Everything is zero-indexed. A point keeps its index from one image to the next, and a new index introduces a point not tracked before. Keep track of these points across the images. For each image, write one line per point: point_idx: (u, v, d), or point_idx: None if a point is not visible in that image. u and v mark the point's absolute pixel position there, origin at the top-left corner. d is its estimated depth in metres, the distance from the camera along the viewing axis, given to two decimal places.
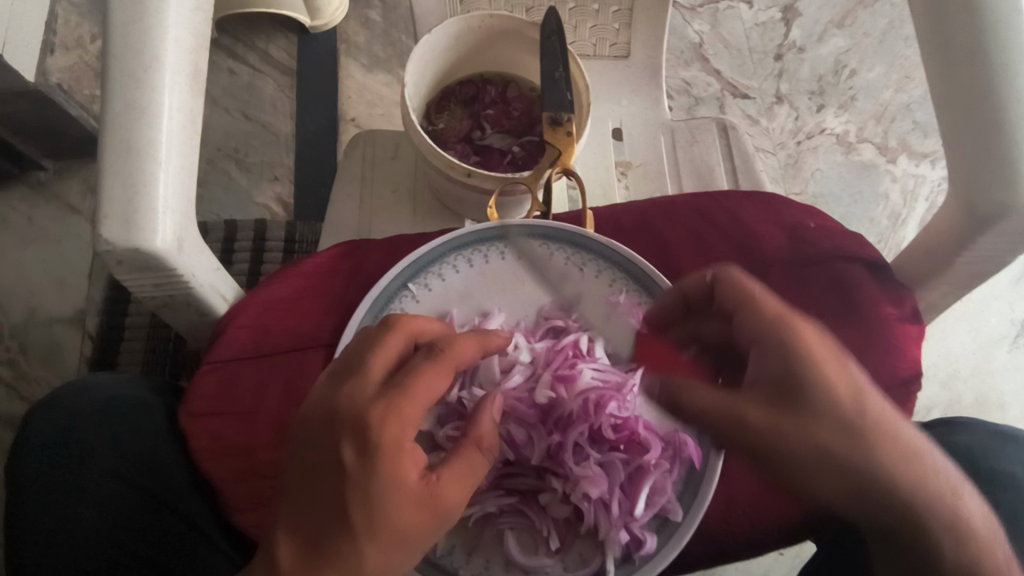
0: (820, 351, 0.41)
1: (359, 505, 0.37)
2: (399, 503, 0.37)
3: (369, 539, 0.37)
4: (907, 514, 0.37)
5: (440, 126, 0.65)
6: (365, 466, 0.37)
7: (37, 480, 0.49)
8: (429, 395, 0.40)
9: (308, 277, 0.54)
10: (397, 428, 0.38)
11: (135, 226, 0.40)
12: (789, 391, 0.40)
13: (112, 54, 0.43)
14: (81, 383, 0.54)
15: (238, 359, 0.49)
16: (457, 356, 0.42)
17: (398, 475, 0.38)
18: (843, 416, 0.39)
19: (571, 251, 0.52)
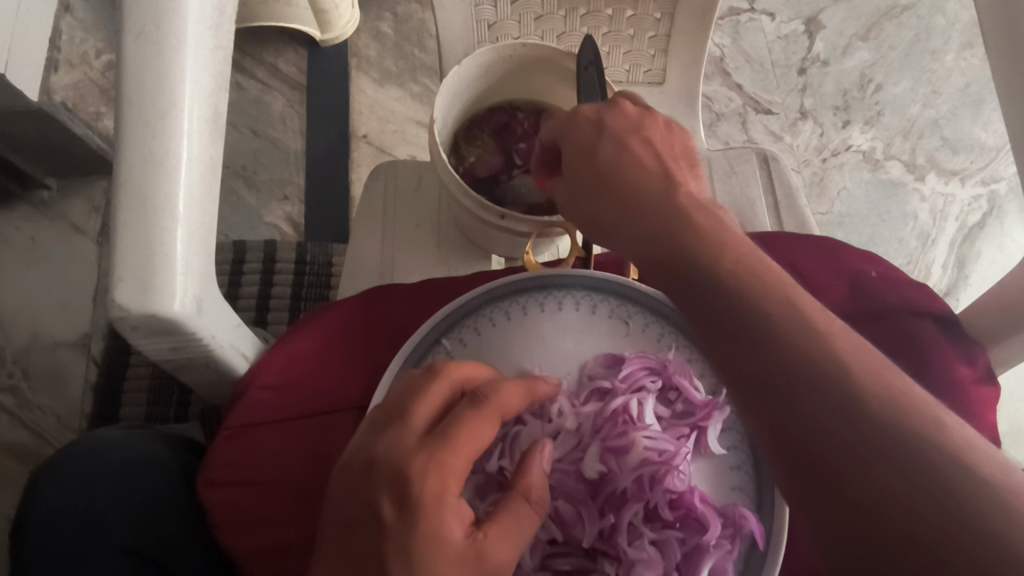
0: (588, 131, 0.43)
1: (397, 563, 0.31)
2: (443, 564, 0.32)
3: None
4: (680, 244, 0.36)
5: (469, 159, 0.61)
6: (406, 522, 0.32)
7: (47, 554, 0.47)
8: (476, 446, 0.35)
9: (333, 329, 0.51)
10: (441, 480, 0.33)
11: (152, 289, 0.36)
12: (575, 169, 0.43)
13: (126, 99, 0.40)
14: (94, 438, 0.51)
15: (262, 421, 0.46)
16: (501, 405, 0.38)
17: (442, 533, 0.32)
18: (625, 176, 0.41)
19: (616, 304, 0.50)
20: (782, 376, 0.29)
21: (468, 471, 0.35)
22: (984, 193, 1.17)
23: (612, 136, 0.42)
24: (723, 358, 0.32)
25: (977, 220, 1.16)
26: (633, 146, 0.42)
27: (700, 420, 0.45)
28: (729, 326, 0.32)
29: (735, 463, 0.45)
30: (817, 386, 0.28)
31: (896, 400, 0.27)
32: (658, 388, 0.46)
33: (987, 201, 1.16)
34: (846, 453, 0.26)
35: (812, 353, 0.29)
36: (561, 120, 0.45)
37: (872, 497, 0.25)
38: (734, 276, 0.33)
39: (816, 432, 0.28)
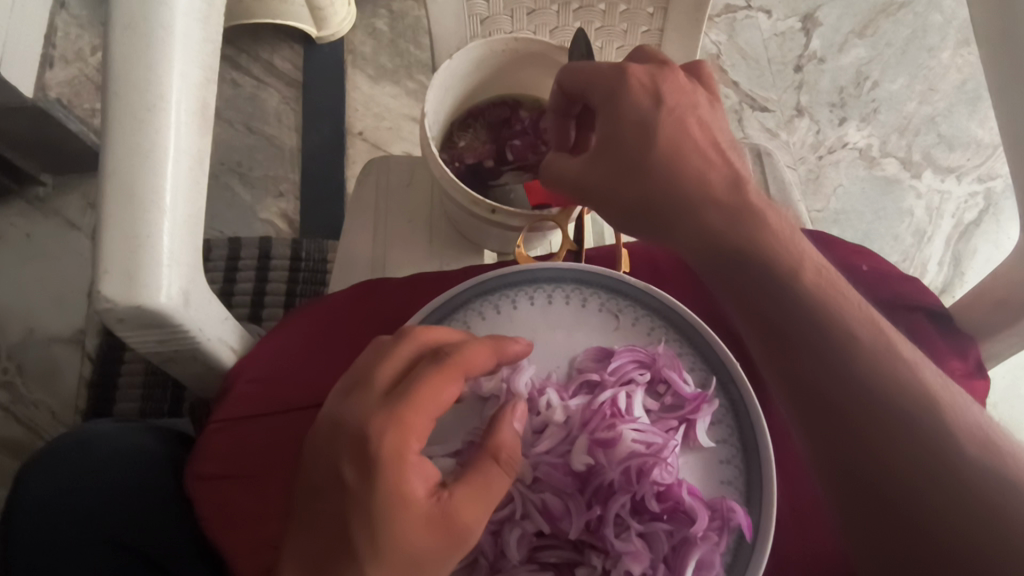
0: (643, 103, 0.42)
1: (361, 526, 0.33)
2: (405, 523, 0.33)
3: (374, 565, 0.32)
4: (749, 258, 0.39)
5: (460, 145, 0.61)
6: (366, 482, 0.33)
7: (38, 546, 0.47)
8: (437, 403, 0.35)
9: (322, 323, 0.51)
10: (401, 437, 0.34)
11: (137, 281, 0.36)
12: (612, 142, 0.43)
13: (112, 92, 0.40)
14: (82, 432, 0.51)
15: (251, 414, 0.46)
16: (466, 362, 0.37)
17: (401, 493, 0.33)
18: (667, 160, 0.41)
19: (606, 298, 0.49)
20: (849, 397, 0.35)
21: (430, 426, 0.35)
22: (981, 190, 1.17)
23: (669, 112, 0.42)
24: (792, 371, 0.37)
25: (972, 217, 1.16)
26: (687, 128, 0.43)
27: (688, 413, 0.45)
28: (801, 344, 0.37)
29: (724, 456, 0.45)
30: (879, 411, 0.34)
31: (941, 422, 0.32)
32: (646, 381, 0.46)
33: (983, 198, 1.16)
34: (885, 462, 0.33)
35: (874, 381, 0.34)
36: (609, 77, 0.43)
37: (912, 508, 0.32)
38: (809, 285, 0.38)
39: (870, 447, 0.33)
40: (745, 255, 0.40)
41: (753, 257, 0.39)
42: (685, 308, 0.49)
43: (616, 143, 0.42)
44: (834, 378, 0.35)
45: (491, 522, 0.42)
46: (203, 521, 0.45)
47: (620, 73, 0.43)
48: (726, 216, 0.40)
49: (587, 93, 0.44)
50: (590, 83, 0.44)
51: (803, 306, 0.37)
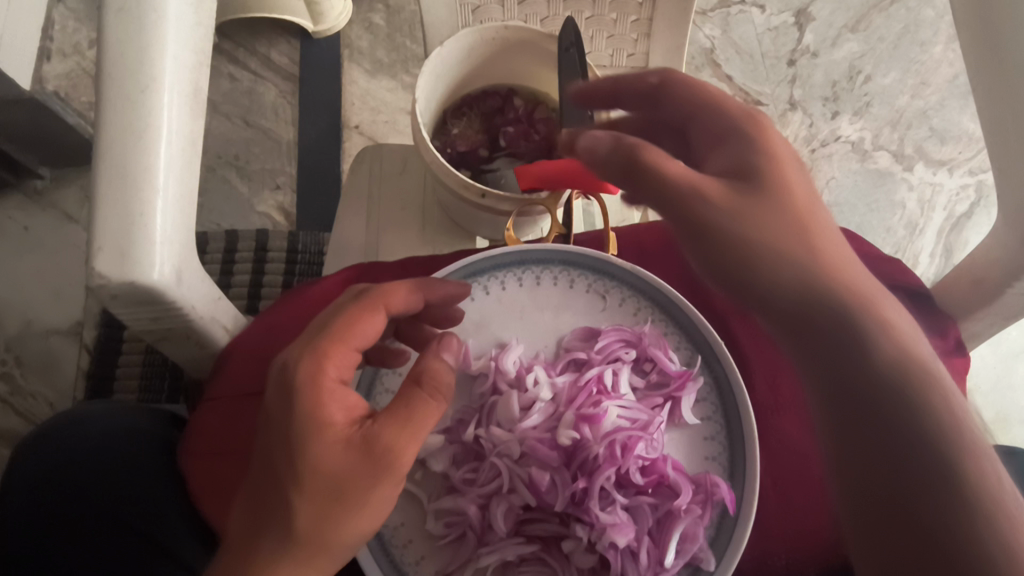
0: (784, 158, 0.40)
1: (284, 454, 0.35)
2: (325, 445, 0.34)
3: (298, 491, 0.34)
4: (874, 342, 0.35)
5: (453, 132, 0.62)
6: (285, 409, 0.35)
7: (37, 521, 0.48)
8: (356, 337, 0.38)
9: (314, 302, 0.52)
10: (316, 364, 0.36)
11: (131, 258, 0.37)
12: (746, 170, 0.40)
13: (107, 75, 0.40)
14: (77, 413, 0.52)
15: (233, 385, 0.47)
16: (384, 299, 0.40)
17: (320, 418, 0.35)
18: (804, 229, 0.39)
19: (593, 278, 0.50)
20: (907, 432, 0.32)
21: (349, 358, 0.38)
22: (972, 183, 1.18)
23: (802, 178, 0.40)
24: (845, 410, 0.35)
25: (964, 210, 1.17)
26: (816, 202, 0.40)
27: (674, 390, 0.46)
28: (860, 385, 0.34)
29: (708, 433, 0.46)
30: (926, 455, 0.31)
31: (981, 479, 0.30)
32: (632, 359, 0.47)
33: (974, 191, 1.17)
34: (922, 495, 0.30)
35: (937, 437, 0.31)
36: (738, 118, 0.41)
37: (939, 542, 0.29)
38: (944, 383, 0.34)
39: (909, 483, 0.31)
40: (865, 341, 0.35)
41: (878, 342, 0.35)
42: (671, 289, 0.49)
43: (746, 180, 0.39)
44: (887, 410, 0.33)
45: (478, 497, 0.42)
46: (195, 491, 0.47)
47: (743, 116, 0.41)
48: (837, 289, 0.37)
49: (695, 118, 0.43)
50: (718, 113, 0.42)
51: (885, 378, 0.34)
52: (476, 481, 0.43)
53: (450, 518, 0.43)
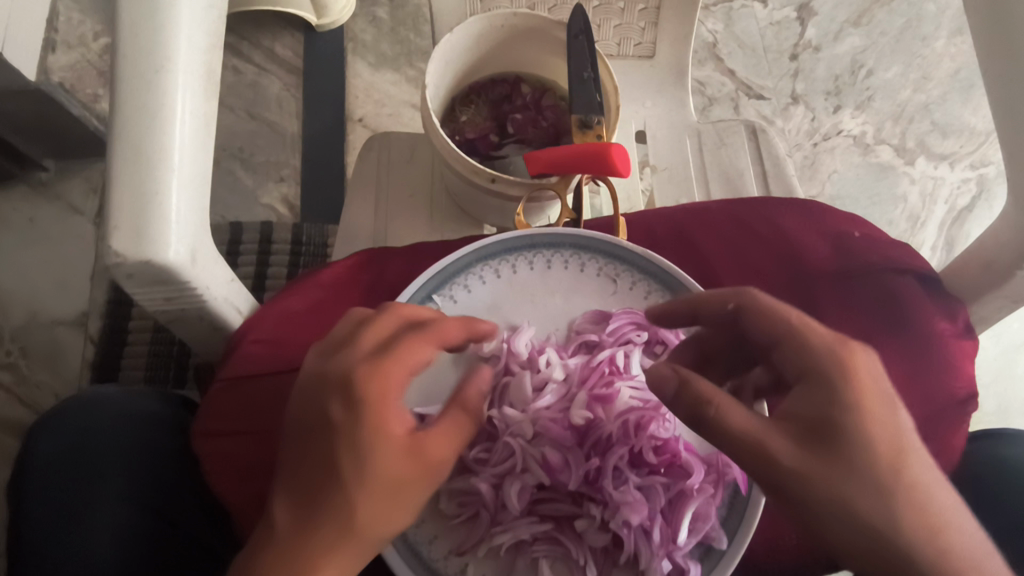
0: (881, 417, 0.34)
1: (346, 454, 0.35)
2: (389, 451, 0.35)
3: (359, 489, 0.35)
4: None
5: (462, 120, 0.63)
6: (355, 419, 0.36)
7: (46, 499, 0.48)
8: (415, 360, 0.38)
9: (327, 288, 0.53)
10: (381, 380, 0.37)
11: (146, 236, 0.37)
12: (829, 429, 0.34)
13: (121, 56, 0.40)
14: (88, 395, 0.53)
15: (255, 374, 0.48)
16: (441, 332, 0.40)
17: (384, 426, 0.36)
18: (906, 493, 0.33)
19: (604, 262, 0.50)
20: None
21: (404, 385, 0.38)
22: (973, 177, 1.18)
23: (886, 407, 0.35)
24: None
25: (965, 204, 1.17)
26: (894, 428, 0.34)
27: None
28: None
29: None
30: None
31: None
32: (644, 341, 0.47)
33: (976, 184, 1.18)
34: None
35: None
36: (829, 362, 0.36)
37: None
38: None
39: None
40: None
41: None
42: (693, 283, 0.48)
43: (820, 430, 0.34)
44: None
45: (492, 476, 0.43)
46: (209, 476, 0.47)
47: (841, 357, 0.36)
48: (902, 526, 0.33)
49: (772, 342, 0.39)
50: (804, 352, 0.37)
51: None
52: (490, 461, 0.43)
53: (464, 498, 0.43)
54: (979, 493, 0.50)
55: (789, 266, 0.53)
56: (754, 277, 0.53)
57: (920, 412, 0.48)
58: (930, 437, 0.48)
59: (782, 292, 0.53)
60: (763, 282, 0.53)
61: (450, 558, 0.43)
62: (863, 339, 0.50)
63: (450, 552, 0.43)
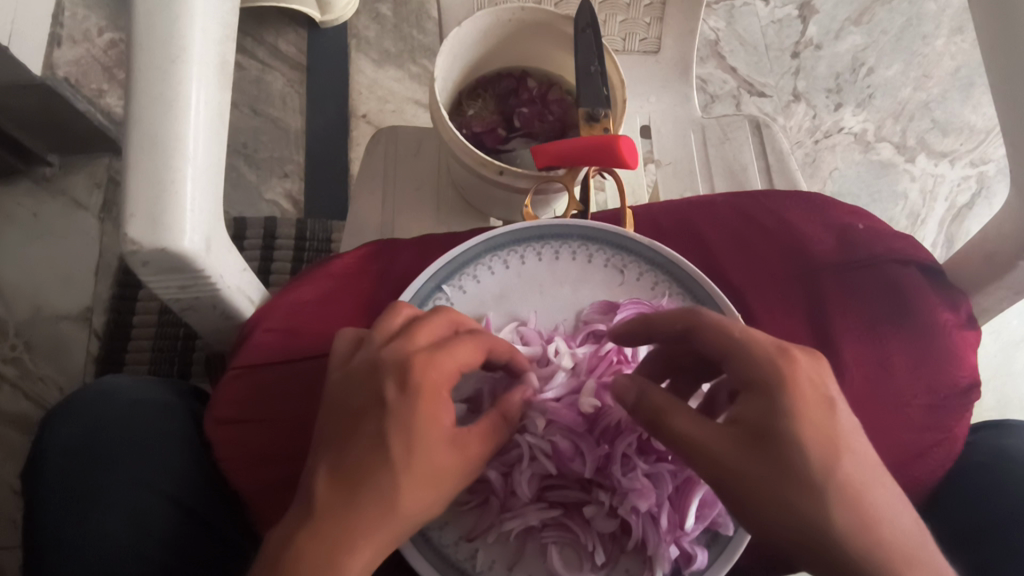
0: (821, 423, 0.34)
1: (398, 438, 0.36)
2: (436, 441, 0.36)
3: (405, 474, 0.35)
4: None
5: (469, 113, 0.63)
6: (409, 403, 0.36)
7: (63, 486, 0.49)
8: (472, 358, 0.39)
9: (338, 278, 0.53)
10: (437, 370, 0.37)
11: (162, 224, 0.37)
12: (774, 439, 0.34)
13: (138, 44, 0.40)
14: (100, 386, 0.53)
15: (266, 362, 0.48)
16: (494, 339, 0.41)
17: (436, 416, 0.37)
18: (846, 497, 0.33)
19: (611, 253, 0.51)
20: None
21: (455, 373, 0.38)
22: (973, 174, 1.19)
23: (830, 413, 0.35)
24: None
25: (965, 201, 1.18)
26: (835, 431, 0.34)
27: None
28: None
29: None
30: None
31: None
32: None
33: (976, 182, 1.18)
34: None
35: None
36: (772, 370, 0.35)
37: None
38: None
39: None
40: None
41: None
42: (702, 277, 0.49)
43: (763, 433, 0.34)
44: None
45: (501, 465, 0.43)
46: (221, 464, 0.47)
47: (785, 365, 0.35)
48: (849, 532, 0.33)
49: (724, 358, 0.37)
50: (750, 362, 0.36)
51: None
52: (498, 450, 0.44)
53: (474, 485, 0.44)
54: (980, 481, 0.51)
55: (794, 258, 0.54)
56: (760, 269, 0.54)
57: (922, 402, 0.49)
58: (932, 426, 0.48)
59: (787, 283, 0.53)
60: (769, 274, 0.53)
61: (460, 543, 0.43)
62: (867, 331, 0.51)
63: (460, 538, 0.43)
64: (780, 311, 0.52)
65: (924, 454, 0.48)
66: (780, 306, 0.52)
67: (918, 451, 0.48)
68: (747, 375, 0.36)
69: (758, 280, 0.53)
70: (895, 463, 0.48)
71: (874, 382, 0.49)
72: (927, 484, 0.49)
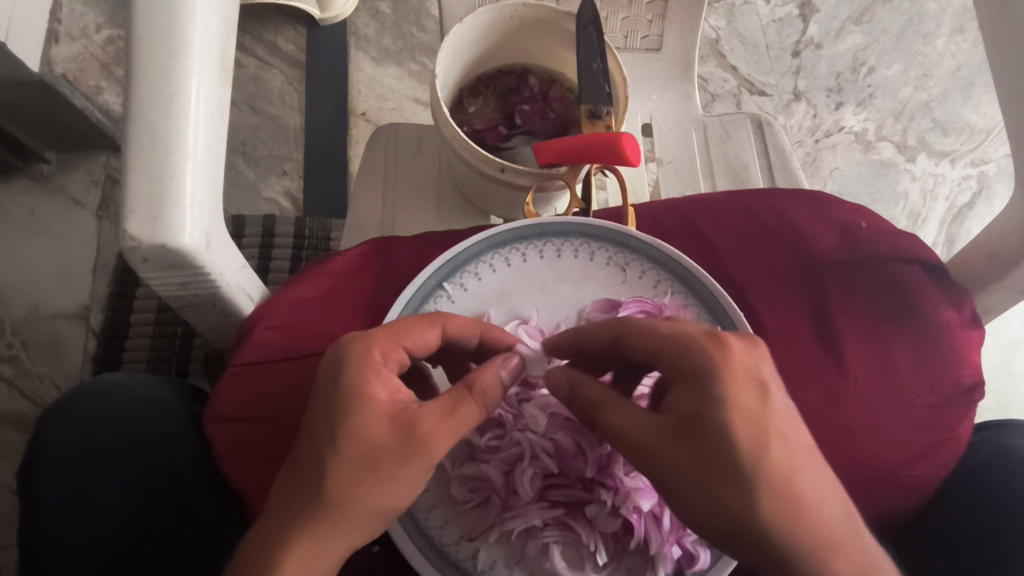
0: (749, 407, 0.34)
1: (325, 420, 0.35)
2: (365, 416, 0.35)
3: (332, 454, 0.34)
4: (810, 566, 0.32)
5: (470, 110, 0.63)
6: (331, 382, 0.36)
7: (59, 484, 0.48)
8: (410, 337, 0.39)
9: (338, 275, 0.53)
10: (365, 348, 0.37)
11: (162, 221, 0.36)
12: (700, 425, 0.34)
13: (137, 38, 0.39)
14: (98, 383, 0.52)
15: (263, 360, 0.48)
16: (448, 320, 0.41)
17: (361, 390, 0.35)
18: (773, 482, 0.33)
19: (614, 251, 0.50)
20: None
21: (397, 354, 0.38)
22: (974, 174, 1.19)
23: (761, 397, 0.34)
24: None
25: (965, 201, 1.18)
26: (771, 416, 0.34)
27: None
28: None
29: None
30: None
31: None
32: None
33: (976, 181, 1.18)
34: None
35: None
36: (704, 359, 0.35)
37: None
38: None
39: None
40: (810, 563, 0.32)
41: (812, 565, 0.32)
42: (710, 278, 0.48)
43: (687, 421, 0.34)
44: None
45: (503, 464, 0.43)
46: (222, 463, 0.47)
47: (715, 353, 0.35)
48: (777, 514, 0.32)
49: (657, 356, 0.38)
50: (681, 354, 0.36)
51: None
52: (500, 449, 0.44)
53: (475, 484, 0.44)
54: (983, 480, 0.51)
55: (798, 256, 0.53)
56: (763, 267, 0.53)
57: (925, 400, 0.49)
58: (936, 424, 0.48)
59: (791, 282, 0.53)
60: (772, 272, 0.53)
61: (461, 543, 0.43)
62: (871, 329, 0.50)
63: (461, 537, 0.43)
64: (784, 309, 0.52)
65: (930, 453, 0.48)
66: (784, 304, 0.52)
67: (921, 451, 0.48)
68: (679, 364, 0.36)
69: (762, 279, 0.53)
70: (900, 464, 0.47)
71: (878, 381, 0.49)
72: (934, 484, 0.48)
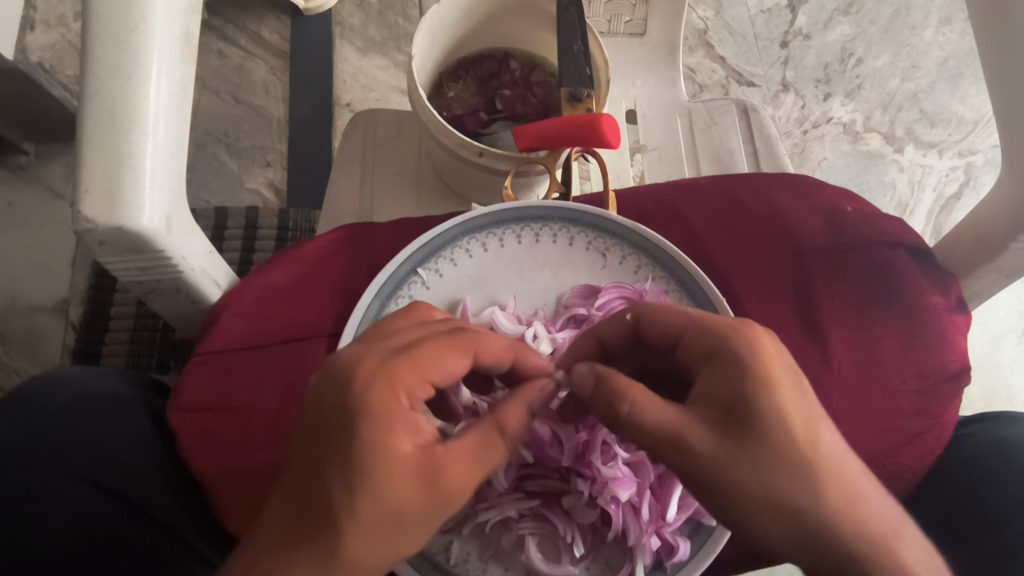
0: (792, 396, 0.33)
1: (342, 475, 0.33)
2: (392, 476, 0.33)
3: (351, 519, 0.33)
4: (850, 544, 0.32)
5: (450, 96, 0.62)
6: (348, 430, 0.33)
7: (5, 483, 0.47)
8: (438, 368, 0.36)
9: (310, 261, 0.51)
10: (389, 390, 0.34)
11: (118, 201, 0.35)
12: (744, 417, 0.33)
13: (94, 12, 0.38)
14: (49, 377, 0.51)
15: (231, 347, 0.47)
16: (481, 345, 0.38)
17: (390, 447, 0.33)
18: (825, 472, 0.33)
19: (593, 236, 0.49)
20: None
21: (419, 389, 0.35)
22: (962, 165, 1.18)
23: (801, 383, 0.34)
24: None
25: (953, 191, 1.17)
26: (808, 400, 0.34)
27: None
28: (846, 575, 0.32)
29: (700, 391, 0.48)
30: None
31: None
32: None
33: (963, 172, 1.18)
34: None
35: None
36: (740, 345, 0.35)
37: None
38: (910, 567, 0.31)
39: None
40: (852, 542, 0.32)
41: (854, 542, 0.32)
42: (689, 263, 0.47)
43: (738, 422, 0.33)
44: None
45: None
46: (183, 453, 0.45)
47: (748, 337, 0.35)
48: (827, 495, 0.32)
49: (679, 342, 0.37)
50: (708, 334, 0.36)
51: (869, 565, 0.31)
52: None
53: None
54: (977, 473, 0.50)
55: (781, 240, 0.52)
56: (745, 251, 0.53)
57: (910, 386, 0.48)
58: (922, 411, 0.47)
59: (772, 265, 0.52)
60: (754, 257, 0.52)
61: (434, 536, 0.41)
62: (854, 315, 0.50)
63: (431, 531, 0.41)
64: (767, 295, 0.51)
65: (916, 440, 0.47)
66: (767, 290, 0.51)
67: (907, 437, 0.47)
68: (705, 348, 0.36)
69: (744, 265, 0.52)
70: (882, 451, 0.47)
71: (864, 367, 0.48)
72: (920, 470, 0.48)
